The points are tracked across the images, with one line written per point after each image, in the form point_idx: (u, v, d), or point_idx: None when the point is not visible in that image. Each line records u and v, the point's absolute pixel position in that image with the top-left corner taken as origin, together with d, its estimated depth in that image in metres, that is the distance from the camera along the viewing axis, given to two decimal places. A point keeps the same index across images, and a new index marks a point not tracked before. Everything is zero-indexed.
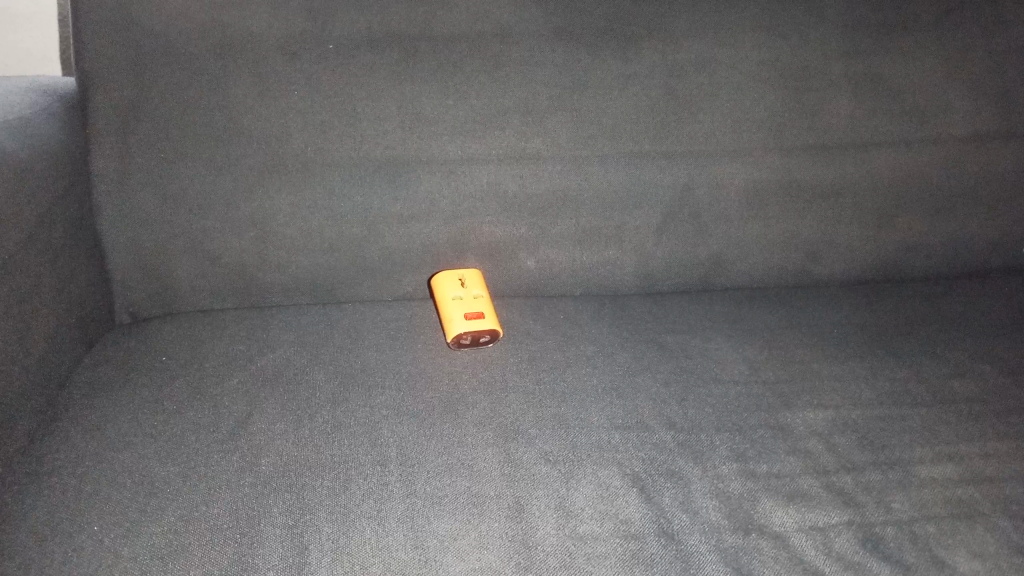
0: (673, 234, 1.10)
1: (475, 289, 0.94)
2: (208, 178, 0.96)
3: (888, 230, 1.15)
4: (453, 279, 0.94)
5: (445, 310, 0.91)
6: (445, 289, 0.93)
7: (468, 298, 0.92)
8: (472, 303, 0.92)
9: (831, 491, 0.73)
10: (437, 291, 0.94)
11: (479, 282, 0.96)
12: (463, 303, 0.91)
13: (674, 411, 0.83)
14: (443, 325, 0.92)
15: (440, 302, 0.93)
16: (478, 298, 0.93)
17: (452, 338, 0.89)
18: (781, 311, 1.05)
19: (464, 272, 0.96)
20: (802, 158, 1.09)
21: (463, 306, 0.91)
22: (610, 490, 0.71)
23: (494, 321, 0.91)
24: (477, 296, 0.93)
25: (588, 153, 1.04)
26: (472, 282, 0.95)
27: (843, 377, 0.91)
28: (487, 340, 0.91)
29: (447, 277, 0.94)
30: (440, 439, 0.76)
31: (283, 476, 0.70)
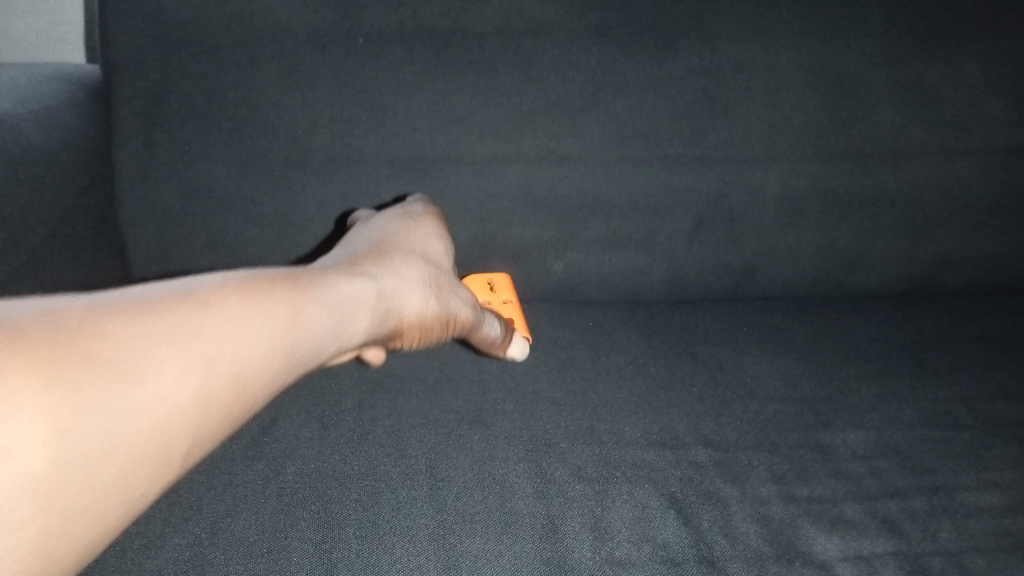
0: (705, 241, 1.07)
1: (504, 296, 0.95)
2: (232, 173, 0.95)
3: (927, 242, 1.11)
4: (482, 284, 0.95)
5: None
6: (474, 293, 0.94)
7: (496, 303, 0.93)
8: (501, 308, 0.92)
9: (875, 518, 0.70)
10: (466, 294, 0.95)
11: (508, 289, 0.97)
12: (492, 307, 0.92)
13: (709, 428, 0.80)
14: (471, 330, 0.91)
15: None
16: (507, 304, 0.93)
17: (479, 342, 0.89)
18: (816, 324, 1.02)
19: (494, 278, 0.97)
20: (840, 167, 1.06)
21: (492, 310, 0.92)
22: (646, 511, 0.69)
23: (523, 327, 0.91)
24: (505, 301, 0.94)
25: (620, 156, 1.02)
26: (501, 288, 0.96)
27: (881, 395, 0.88)
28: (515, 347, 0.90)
29: (475, 282, 0.96)
30: (469, 451, 0.74)
31: (309, 488, 0.68)
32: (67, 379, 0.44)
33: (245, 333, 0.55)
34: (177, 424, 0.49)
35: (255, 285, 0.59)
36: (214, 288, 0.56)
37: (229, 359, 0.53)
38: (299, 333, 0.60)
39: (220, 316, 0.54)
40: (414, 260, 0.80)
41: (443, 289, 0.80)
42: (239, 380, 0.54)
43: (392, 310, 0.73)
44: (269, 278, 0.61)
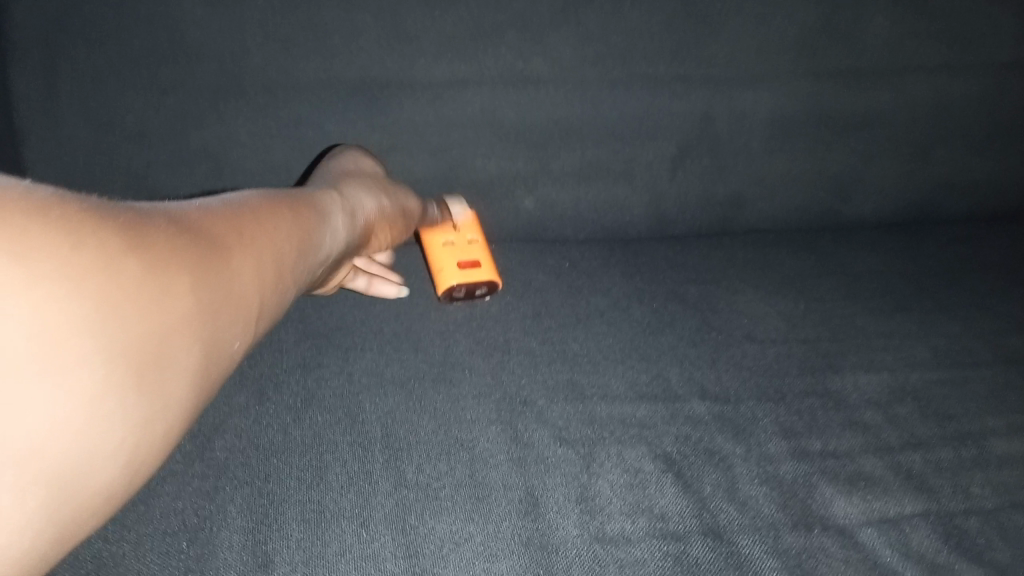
0: (691, 170, 0.96)
1: (469, 234, 0.82)
2: (147, 104, 0.81)
3: (932, 165, 1.01)
4: (443, 222, 0.83)
5: (436, 260, 0.80)
6: (435, 234, 0.82)
7: (460, 245, 0.81)
8: (466, 251, 0.80)
9: (899, 474, 0.62)
10: (426, 235, 0.83)
11: (473, 224, 0.84)
12: (456, 252, 0.80)
13: (705, 377, 0.71)
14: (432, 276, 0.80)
15: (429, 248, 0.82)
16: (473, 245, 0.81)
17: (441, 292, 0.77)
18: (814, 257, 0.92)
19: (456, 213, 0.84)
20: (837, 86, 0.95)
21: (457, 255, 0.80)
22: (639, 476, 0.59)
23: (491, 269, 0.79)
24: (472, 240, 0.82)
25: (595, 77, 0.89)
26: (465, 225, 0.83)
27: (892, 334, 0.79)
28: (483, 292, 0.79)
29: (436, 220, 0.84)
30: (432, 415, 0.63)
31: (241, 467, 0.57)
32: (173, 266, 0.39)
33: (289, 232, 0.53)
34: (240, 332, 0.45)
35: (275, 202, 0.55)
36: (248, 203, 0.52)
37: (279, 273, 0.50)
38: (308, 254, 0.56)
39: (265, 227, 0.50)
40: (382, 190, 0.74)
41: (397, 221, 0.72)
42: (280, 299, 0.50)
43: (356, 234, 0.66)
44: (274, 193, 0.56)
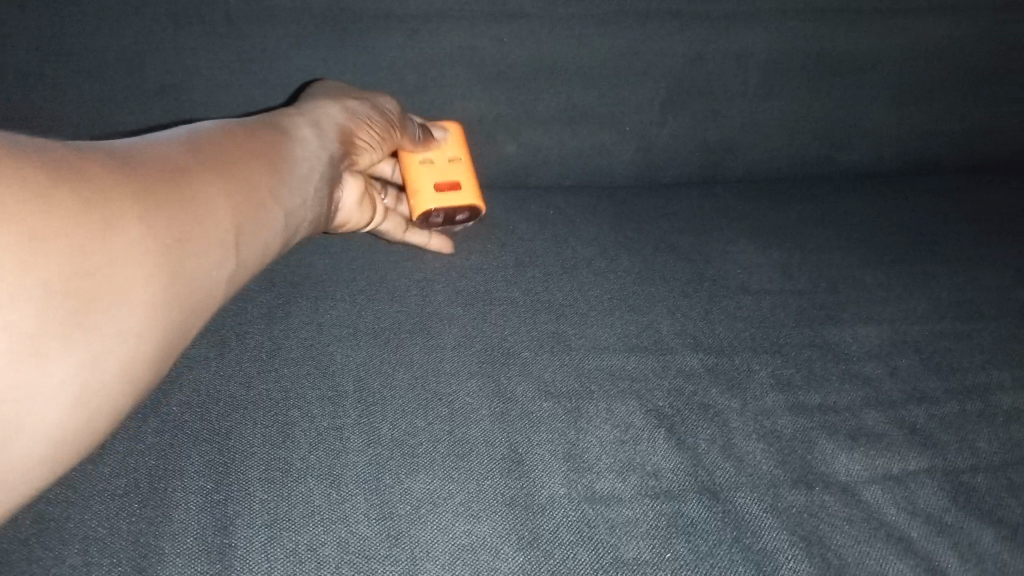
0: (681, 115, 0.91)
1: (451, 152, 0.76)
2: (96, 35, 0.75)
3: (931, 112, 0.97)
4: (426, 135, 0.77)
5: (411, 176, 0.74)
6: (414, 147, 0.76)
7: (439, 163, 0.75)
8: (444, 171, 0.74)
9: (902, 429, 0.59)
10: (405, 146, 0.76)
11: (459, 142, 0.78)
12: (434, 170, 0.74)
13: (698, 328, 0.67)
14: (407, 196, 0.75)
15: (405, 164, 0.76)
16: (453, 165, 0.75)
17: (420, 216, 0.73)
18: (809, 206, 0.88)
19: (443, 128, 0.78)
20: (837, 25, 0.89)
21: (433, 175, 0.74)
22: (630, 432, 0.56)
23: (469, 194, 0.74)
24: (452, 158, 0.76)
25: (581, 12, 0.83)
26: (450, 143, 0.77)
27: (892, 285, 0.75)
28: (464, 217, 0.75)
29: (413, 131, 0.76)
30: (408, 367, 0.59)
31: (201, 422, 0.53)
32: (113, 201, 0.42)
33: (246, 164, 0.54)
34: (228, 243, 0.50)
35: (242, 130, 0.58)
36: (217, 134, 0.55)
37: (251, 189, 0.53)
38: (287, 170, 0.58)
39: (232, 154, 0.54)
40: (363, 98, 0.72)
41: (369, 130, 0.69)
42: (271, 214, 0.55)
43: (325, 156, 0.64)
44: (238, 121, 0.59)
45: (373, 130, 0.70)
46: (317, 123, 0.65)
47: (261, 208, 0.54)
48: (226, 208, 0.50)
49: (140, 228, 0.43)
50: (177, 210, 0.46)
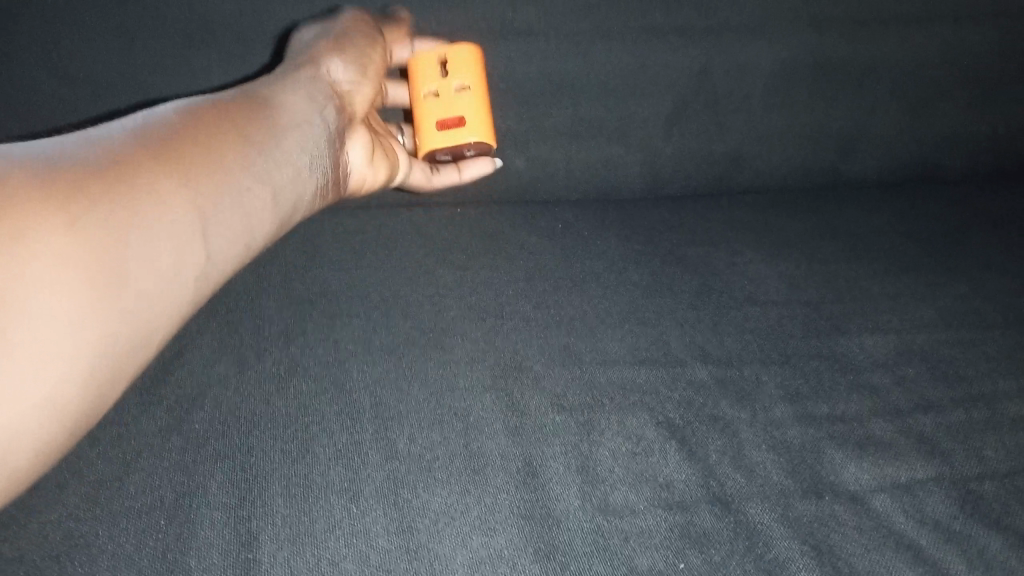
0: (686, 127, 0.92)
1: (461, 79, 0.74)
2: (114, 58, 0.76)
3: (936, 118, 0.97)
4: (433, 59, 0.75)
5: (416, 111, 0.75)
6: (421, 75, 0.75)
7: (445, 94, 0.74)
8: (449, 102, 0.74)
9: (910, 438, 0.60)
10: (411, 73, 0.76)
11: (473, 64, 0.75)
12: (438, 103, 0.74)
13: (707, 340, 0.68)
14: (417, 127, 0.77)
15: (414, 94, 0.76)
16: (460, 95, 0.74)
17: (424, 154, 0.76)
18: (814, 216, 0.89)
19: (453, 49, 0.75)
20: (838, 36, 0.90)
21: (436, 108, 0.74)
22: (642, 444, 0.57)
23: (477, 130, 0.74)
24: (462, 87, 0.74)
25: (587, 28, 0.85)
26: (459, 68, 0.74)
27: (898, 295, 0.76)
28: (473, 148, 0.76)
29: (424, 57, 0.75)
30: (423, 382, 0.60)
31: (223, 439, 0.54)
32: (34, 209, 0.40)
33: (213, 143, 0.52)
34: (188, 225, 0.46)
35: (210, 104, 0.55)
36: (180, 112, 0.52)
37: (211, 164, 0.50)
38: (256, 137, 0.55)
39: (192, 130, 0.51)
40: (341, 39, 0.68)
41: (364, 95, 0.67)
42: (239, 190, 0.51)
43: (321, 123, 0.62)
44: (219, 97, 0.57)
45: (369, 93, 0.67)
46: (295, 83, 0.62)
47: (220, 183, 0.50)
48: (176, 192, 0.47)
49: (69, 231, 0.41)
50: (124, 199, 0.44)
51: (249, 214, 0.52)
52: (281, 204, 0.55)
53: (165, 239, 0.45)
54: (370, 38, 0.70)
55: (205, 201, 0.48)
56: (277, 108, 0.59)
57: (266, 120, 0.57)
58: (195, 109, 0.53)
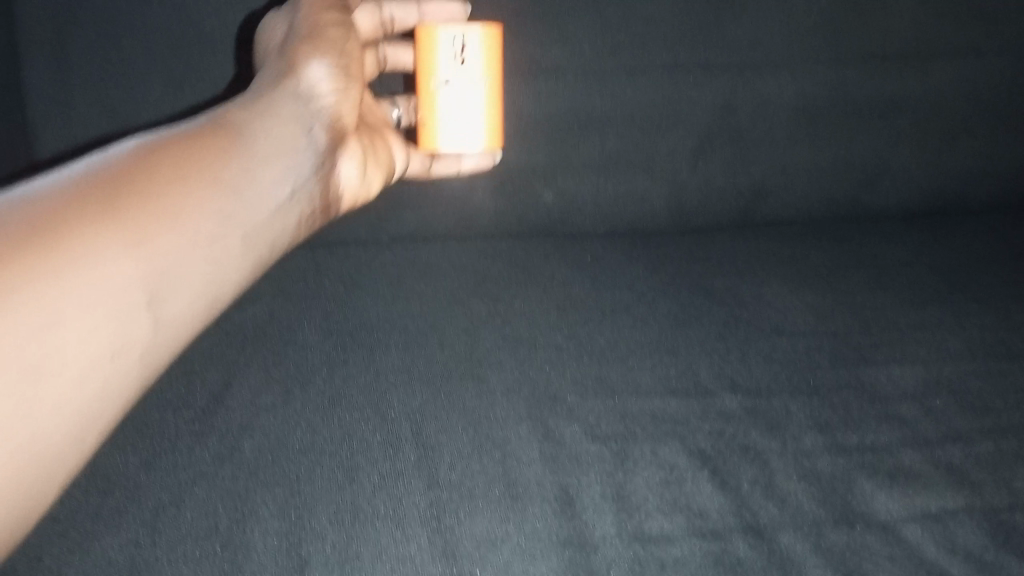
0: (711, 161, 0.93)
1: (479, 74, 0.69)
2: (165, 97, 0.81)
3: (959, 152, 0.98)
4: (449, 41, 0.68)
5: (423, 105, 0.69)
6: (434, 59, 0.68)
7: (460, 89, 0.68)
8: (463, 103, 0.69)
9: (939, 468, 0.61)
10: (421, 50, 0.68)
11: (493, 52, 0.69)
12: (451, 100, 0.69)
13: (736, 370, 0.70)
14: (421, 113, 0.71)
15: (424, 74, 0.69)
16: (476, 94, 0.69)
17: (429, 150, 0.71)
18: (838, 247, 0.91)
19: (477, 29, 0.68)
20: (860, 71, 0.92)
21: (448, 107, 0.69)
22: (675, 473, 0.58)
23: (489, 138, 0.71)
24: (483, 80, 0.69)
25: (614, 66, 0.88)
26: (478, 58, 0.68)
27: (923, 325, 0.77)
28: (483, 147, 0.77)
29: (442, 33, 0.68)
30: (462, 412, 0.62)
31: (272, 467, 0.56)
32: None
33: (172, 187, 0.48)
34: (133, 289, 0.43)
35: (173, 138, 0.51)
36: (134, 151, 0.49)
37: (167, 213, 0.47)
38: (222, 174, 0.52)
39: (146, 173, 0.48)
40: (313, 32, 0.62)
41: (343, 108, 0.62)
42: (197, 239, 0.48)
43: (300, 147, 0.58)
44: (184, 127, 0.53)
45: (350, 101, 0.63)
46: (272, 101, 0.58)
47: (173, 236, 0.47)
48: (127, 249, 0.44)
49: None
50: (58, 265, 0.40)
51: (207, 269, 0.49)
52: (248, 249, 0.53)
53: (109, 308, 0.42)
54: (345, 26, 0.64)
55: (156, 258, 0.45)
56: (250, 136, 0.55)
57: (239, 154, 0.53)
58: (153, 148, 0.50)
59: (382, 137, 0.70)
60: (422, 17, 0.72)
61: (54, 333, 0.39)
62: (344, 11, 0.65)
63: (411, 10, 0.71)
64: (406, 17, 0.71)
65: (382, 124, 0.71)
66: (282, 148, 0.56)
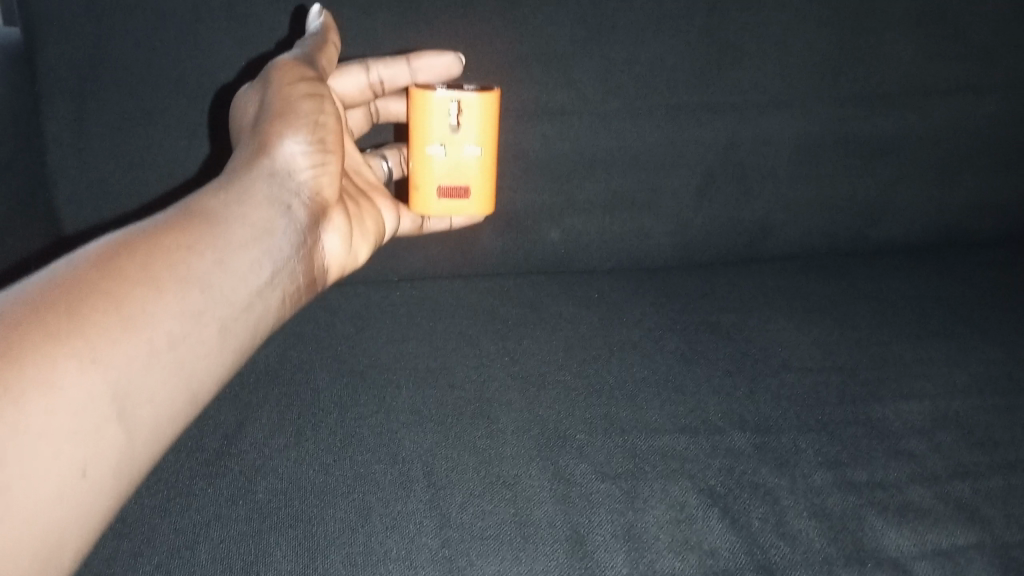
0: (715, 198, 0.94)
1: (473, 141, 0.72)
2: (180, 142, 0.84)
3: (960, 187, 0.99)
4: (444, 109, 0.71)
5: (418, 168, 0.73)
6: (429, 126, 0.71)
7: (453, 155, 0.72)
8: (456, 168, 0.73)
9: (949, 504, 0.61)
10: (416, 116, 0.72)
11: (487, 120, 0.72)
12: (444, 165, 0.72)
13: (744, 407, 0.70)
14: (412, 174, 0.74)
15: (416, 139, 0.72)
16: (468, 160, 0.72)
17: (418, 210, 0.75)
18: (842, 283, 0.92)
19: (469, 97, 0.71)
20: (861, 109, 0.94)
21: (441, 172, 0.73)
22: (685, 511, 0.59)
23: (480, 200, 0.74)
24: (473, 147, 0.72)
25: (618, 107, 0.89)
26: (471, 127, 0.72)
27: (929, 360, 0.78)
28: None
29: (435, 101, 0.71)
30: (472, 451, 0.63)
31: (284, 509, 0.57)
32: None
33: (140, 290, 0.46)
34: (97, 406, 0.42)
35: (141, 235, 0.49)
36: (99, 253, 0.47)
37: (136, 318, 0.45)
38: (196, 270, 0.49)
39: (112, 278, 0.45)
40: (282, 110, 0.58)
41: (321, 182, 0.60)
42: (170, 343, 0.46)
43: (279, 229, 0.56)
44: (154, 221, 0.51)
45: (329, 178, 0.61)
46: (244, 185, 0.55)
47: (141, 345, 0.45)
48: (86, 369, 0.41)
49: None
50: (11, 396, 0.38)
51: (183, 368, 0.47)
52: (229, 338, 0.51)
53: (76, 430, 0.40)
54: (318, 97, 0.61)
55: (125, 369, 0.43)
56: (223, 223, 0.53)
57: (213, 246, 0.51)
58: (120, 247, 0.47)
59: (366, 205, 0.69)
60: (413, 74, 0.73)
61: (14, 468, 0.38)
62: (316, 79, 0.61)
63: (401, 69, 0.72)
64: (396, 76, 0.73)
65: (371, 190, 0.71)
66: (260, 234, 0.54)
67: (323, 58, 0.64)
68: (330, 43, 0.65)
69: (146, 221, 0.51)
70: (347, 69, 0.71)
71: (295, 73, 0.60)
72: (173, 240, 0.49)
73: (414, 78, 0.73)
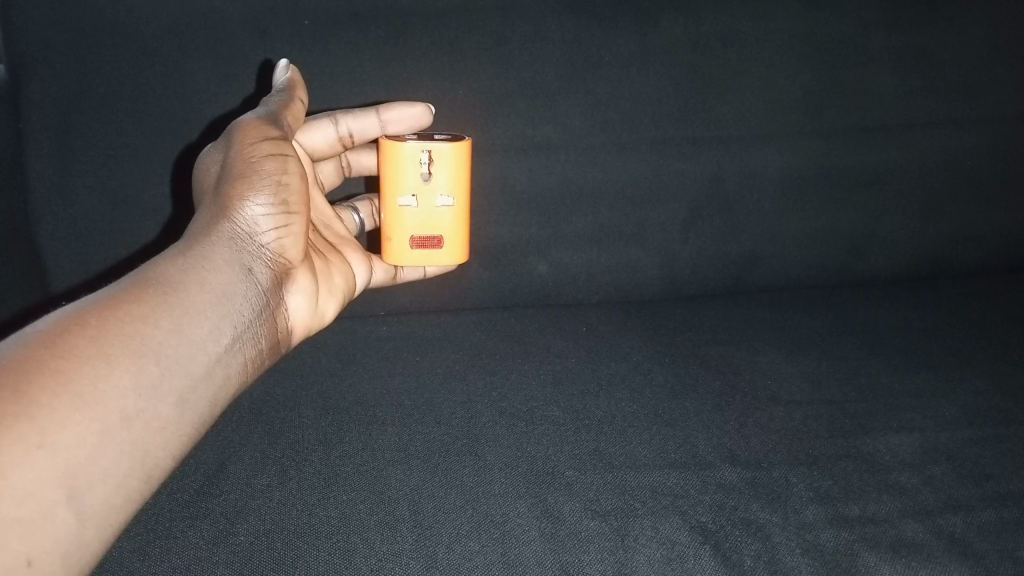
0: (702, 231, 0.95)
1: (445, 191, 0.73)
2: (166, 178, 0.83)
3: (942, 220, 1.00)
4: (415, 159, 0.72)
5: (390, 219, 0.74)
6: (401, 176, 0.72)
7: (425, 205, 0.73)
8: (429, 219, 0.73)
9: (942, 539, 0.60)
10: (388, 166, 0.73)
11: (458, 169, 0.73)
12: (417, 215, 0.73)
13: (734, 441, 0.69)
14: (383, 224, 0.75)
15: (388, 188, 0.73)
16: (441, 211, 0.73)
17: (390, 261, 0.75)
18: (827, 315, 0.92)
19: (443, 148, 0.72)
20: (843, 143, 0.95)
21: (414, 222, 0.73)
22: (677, 549, 0.58)
23: (454, 250, 0.75)
24: (444, 197, 0.73)
25: (605, 140, 0.90)
26: (443, 176, 0.73)
27: (917, 393, 0.77)
28: None
29: (407, 153, 0.72)
30: (459, 490, 0.62)
31: (267, 551, 0.55)
32: None
33: (97, 363, 0.44)
34: (53, 483, 0.40)
35: (94, 308, 0.47)
36: (52, 329, 0.45)
37: (88, 396, 0.43)
38: (155, 339, 0.48)
39: (62, 353, 0.43)
40: (244, 171, 0.58)
41: (284, 242, 0.59)
42: (129, 415, 0.45)
43: (238, 293, 0.54)
44: (113, 291, 0.49)
45: (293, 238, 0.60)
46: (205, 250, 0.54)
47: (100, 418, 0.43)
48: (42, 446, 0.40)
49: None
50: None
51: (140, 444, 0.45)
52: (187, 411, 0.48)
53: (20, 518, 0.38)
54: (282, 156, 0.60)
55: (76, 450, 0.41)
56: (183, 291, 0.51)
57: (174, 313, 0.50)
58: (73, 322, 0.46)
59: (335, 260, 0.68)
60: (383, 126, 0.72)
61: None
62: (281, 138, 0.60)
63: (371, 122, 0.72)
64: (366, 128, 0.72)
65: (342, 242, 0.71)
66: (219, 300, 0.53)
67: (289, 117, 0.63)
68: (296, 101, 0.65)
69: (105, 289, 0.50)
70: (317, 124, 0.70)
71: (258, 133, 0.59)
72: (131, 310, 0.48)
73: (384, 129, 0.73)
